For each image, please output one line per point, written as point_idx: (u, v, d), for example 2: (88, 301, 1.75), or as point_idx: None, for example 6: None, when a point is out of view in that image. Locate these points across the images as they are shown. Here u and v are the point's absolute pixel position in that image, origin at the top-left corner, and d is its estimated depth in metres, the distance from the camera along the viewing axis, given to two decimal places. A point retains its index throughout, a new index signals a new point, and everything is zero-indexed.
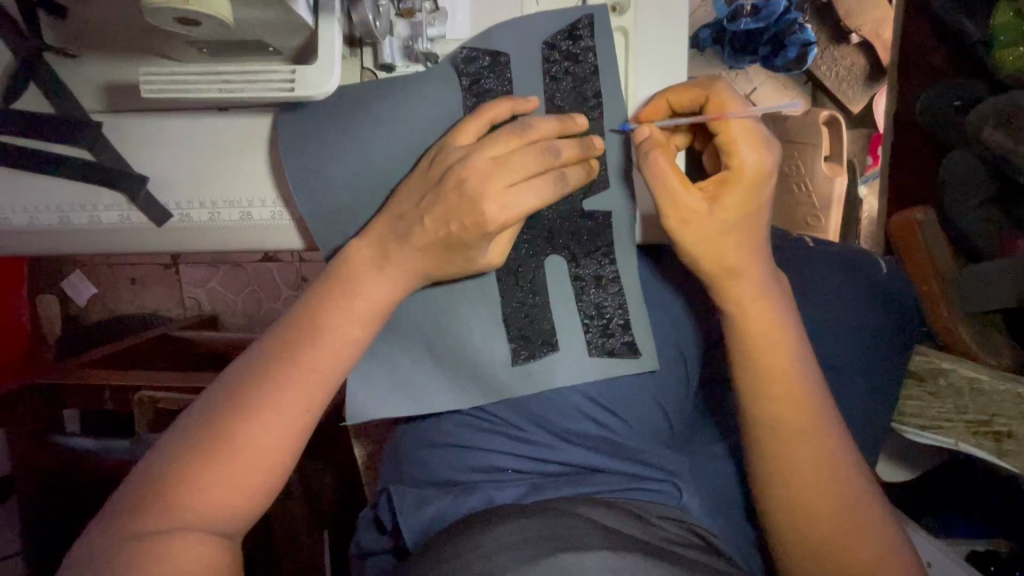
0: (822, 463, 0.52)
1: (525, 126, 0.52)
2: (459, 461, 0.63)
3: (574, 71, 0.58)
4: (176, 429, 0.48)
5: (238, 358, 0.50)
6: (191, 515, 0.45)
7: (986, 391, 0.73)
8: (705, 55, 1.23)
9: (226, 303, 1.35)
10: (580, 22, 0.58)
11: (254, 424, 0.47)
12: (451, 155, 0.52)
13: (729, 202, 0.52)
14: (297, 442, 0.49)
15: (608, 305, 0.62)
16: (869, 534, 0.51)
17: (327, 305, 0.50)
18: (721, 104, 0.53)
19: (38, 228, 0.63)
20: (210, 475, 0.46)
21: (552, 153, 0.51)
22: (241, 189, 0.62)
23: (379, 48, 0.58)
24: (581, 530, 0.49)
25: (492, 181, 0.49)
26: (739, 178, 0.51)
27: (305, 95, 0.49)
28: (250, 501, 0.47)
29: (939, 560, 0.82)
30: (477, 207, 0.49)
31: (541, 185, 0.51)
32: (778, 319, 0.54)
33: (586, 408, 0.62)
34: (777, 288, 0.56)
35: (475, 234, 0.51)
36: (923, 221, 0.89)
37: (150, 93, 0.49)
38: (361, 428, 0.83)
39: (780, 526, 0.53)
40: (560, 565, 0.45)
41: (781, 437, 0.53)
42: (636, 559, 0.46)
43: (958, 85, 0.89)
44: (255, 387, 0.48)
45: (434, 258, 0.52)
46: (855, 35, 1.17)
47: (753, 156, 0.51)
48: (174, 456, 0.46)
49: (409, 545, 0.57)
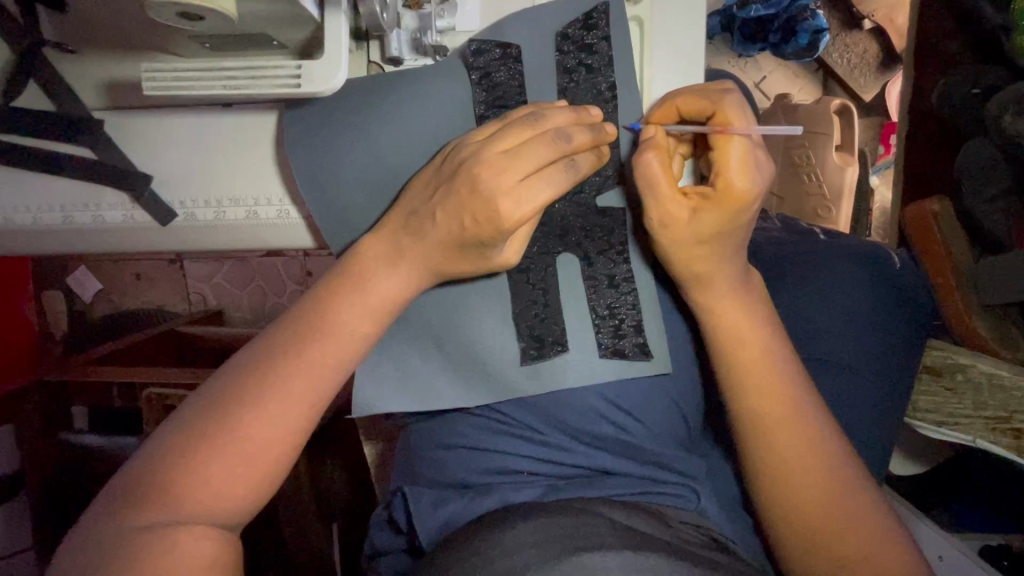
0: (841, 463, 0.52)
1: (538, 118, 0.50)
2: (472, 462, 0.62)
3: (589, 62, 0.57)
4: (175, 420, 0.47)
5: (241, 352, 0.49)
6: (191, 508, 0.44)
7: (1008, 387, 0.70)
8: (715, 42, 1.22)
9: (232, 298, 1.35)
10: (595, 11, 0.56)
11: (258, 418, 0.46)
12: (463, 151, 0.51)
13: (708, 218, 0.51)
14: (301, 436, 0.48)
15: (621, 306, 0.61)
16: (890, 539, 0.50)
17: (336, 300, 0.50)
18: (726, 120, 0.51)
19: (40, 227, 0.62)
20: (212, 468, 0.45)
21: (564, 139, 0.49)
22: (246, 187, 0.61)
23: (387, 41, 0.57)
24: (604, 531, 0.48)
25: (504, 175, 0.48)
26: (723, 197, 0.50)
27: (311, 91, 0.47)
28: (254, 496, 0.46)
29: (950, 554, 0.82)
30: (490, 202, 0.48)
31: (553, 176, 0.49)
32: (756, 320, 0.55)
33: (605, 410, 0.60)
34: (751, 294, 0.56)
35: (489, 231, 0.49)
36: (938, 212, 0.88)
37: (153, 90, 0.48)
38: (371, 426, 0.83)
39: (801, 539, 0.51)
40: (581, 565, 0.44)
41: (799, 433, 0.52)
42: (660, 559, 0.45)
43: (977, 71, 0.87)
44: (260, 380, 0.47)
45: (447, 256, 0.52)
46: (868, 21, 1.14)
47: (741, 180, 0.49)
48: (173, 449, 0.45)
49: (424, 546, 0.57)
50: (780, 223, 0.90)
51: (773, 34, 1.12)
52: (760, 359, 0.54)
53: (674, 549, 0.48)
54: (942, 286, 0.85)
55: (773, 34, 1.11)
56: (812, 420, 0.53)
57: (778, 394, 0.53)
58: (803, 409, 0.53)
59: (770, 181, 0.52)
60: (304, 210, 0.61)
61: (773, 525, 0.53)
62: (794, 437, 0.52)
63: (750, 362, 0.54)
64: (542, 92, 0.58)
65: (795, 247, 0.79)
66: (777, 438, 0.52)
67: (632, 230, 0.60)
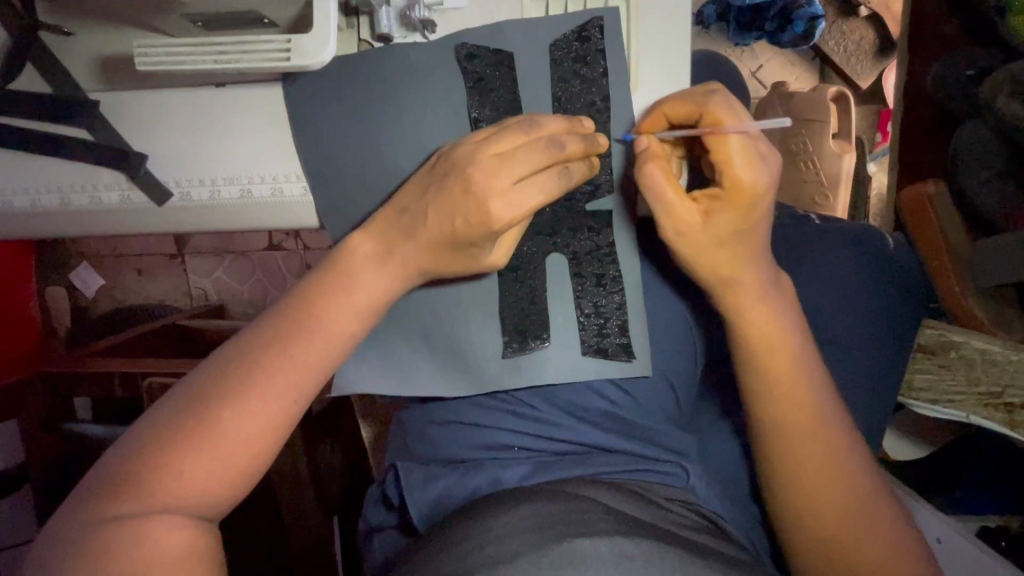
0: (842, 445, 0.53)
1: (533, 124, 0.50)
2: (464, 439, 0.62)
3: (583, 73, 0.58)
4: (155, 411, 0.46)
5: (225, 344, 0.48)
6: (167, 500, 0.43)
7: (999, 362, 0.70)
8: (711, 32, 1.23)
9: (232, 292, 1.35)
10: (589, 23, 0.57)
11: (237, 413, 0.45)
12: (455, 153, 0.50)
13: (722, 220, 0.51)
14: (282, 433, 0.47)
15: (607, 305, 0.61)
16: (877, 520, 0.51)
17: (321, 297, 0.48)
18: (716, 120, 0.50)
19: (38, 210, 0.63)
20: (188, 461, 0.44)
21: (557, 146, 0.49)
22: (240, 166, 0.61)
23: (376, 18, 0.57)
24: (597, 519, 0.47)
25: (497, 176, 0.47)
26: (732, 197, 0.50)
27: (300, 65, 0.48)
28: (229, 490, 0.45)
29: (949, 537, 0.80)
30: (482, 204, 0.47)
31: (545, 181, 0.49)
32: (781, 315, 0.54)
33: (600, 386, 0.62)
34: (779, 293, 0.55)
35: (480, 231, 0.48)
36: (934, 195, 0.88)
37: (145, 66, 0.49)
38: (369, 410, 0.86)
39: (790, 503, 0.53)
40: (574, 550, 0.43)
41: (800, 414, 0.53)
42: (649, 548, 0.44)
43: (972, 53, 0.86)
44: (240, 376, 0.46)
45: (438, 258, 0.50)
46: (864, 7, 1.13)
47: (746, 174, 0.49)
48: (151, 440, 0.44)
49: (416, 523, 0.58)
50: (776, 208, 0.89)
51: (768, 22, 1.11)
52: (748, 339, 0.54)
53: (663, 534, 0.48)
54: (934, 266, 0.86)
55: (768, 21, 1.11)
56: (816, 395, 0.53)
57: (796, 388, 0.53)
58: (811, 382, 0.54)
59: (775, 168, 0.51)
60: (299, 189, 0.62)
61: (768, 491, 0.55)
62: (799, 414, 0.53)
63: (746, 341, 0.54)
64: (531, 74, 0.58)
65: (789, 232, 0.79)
66: (796, 434, 0.53)
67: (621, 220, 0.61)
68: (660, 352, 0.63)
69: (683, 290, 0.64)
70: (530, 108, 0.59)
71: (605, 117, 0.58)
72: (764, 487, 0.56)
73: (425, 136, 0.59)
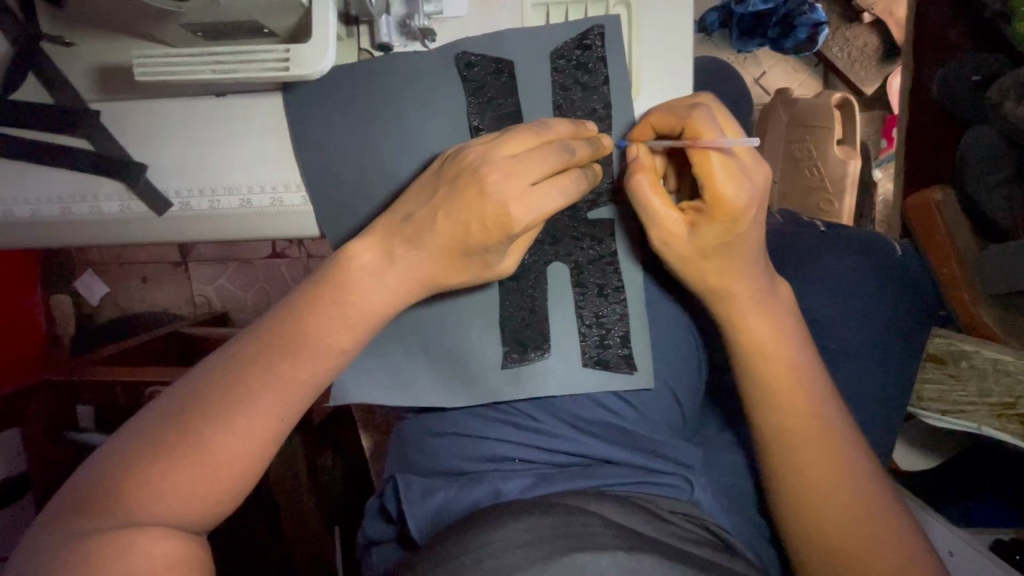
0: (856, 459, 0.51)
1: (543, 125, 0.50)
2: (468, 451, 0.61)
3: (585, 80, 0.58)
4: (139, 420, 0.46)
5: (214, 353, 0.48)
6: (153, 510, 0.43)
7: (1012, 372, 0.68)
8: (715, 38, 1.22)
9: (236, 300, 1.35)
10: (590, 31, 0.57)
11: (223, 428, 0.44)
12: (467, 153, 0.49)
13: (707, 232, 0.49)
14: (268, 449, 0.46)
15: (609, 315, 0.61)
16: (887, 535, 0.49)
17: (314, 313, 0.47)
18: (697, 133, 0.49)
19: (40, 219, 0.64)
20: (172, 475, 0.43)
21: (568, 150, 0.49)
22: (240, 176, 0.61)
23: (376, 27, 0.58)
24: (598, 531, 0.46)
25: (515, 179, 0.46)
26: (715, 210, 0.48)
27: (300, 74, 0.48)
28: (214, 504, 0.45)
29: (961, 549, 0.78)
30: (500, 207, 0.46)
31: (563, 184, 0.48)
32: (785, 324, 0.53)
33: (602, 397, 0.61)
34: (783, 300, 0.54)
35: (497, 236, 0.47)
36: (942, 200, 0.84)
37: (144, 75, 0.50)
38: (370, 420, 0.87)
39: (798, 519, 0.52)
40: (574, 565, 0.43)
41: (807, 429, 0.51)
42: (652, 561, 0.43)
43: (977, 58, 0.84)
44: (228, 392, 0.45)
45: (446, 266, 0.50)
46: (868, 13, 1.13)
47: (729, 189, 0.47)
48: (136, 452, 0.44)
49: (416, 536, 0.57)
50: (782, 215, 0.86)
51: (772, 28, 1.09)
52: (750, 351, 0.53)
53: (670, 548, 0.46)
54: (946, 274, 0.82)
55: (771, 28, 1.09)
56: (821, 406, 0.52)
57: (799, 399, 0.52)
58: (814, 392, 0.52)
59: (761, 185, 0.49)
60: (299, 198, 0.61)
61: (776, 509, 0.54)
62: (810, 431, 0.51)
63: (750, 349, 0.53)
64: (531, 81, 0.58)
65: (794, 239, 0.78)
66: (801, 446, 0.51)
67: (623, 227, 0.60)
68: (664, 361, 0.62)
69: (685, 297, 0.63)
70: (530, 114, 0.58)
71: (606, 125, 0.58)
72: (773, 503, 0.54)
73: (424, 143, 0.58)
